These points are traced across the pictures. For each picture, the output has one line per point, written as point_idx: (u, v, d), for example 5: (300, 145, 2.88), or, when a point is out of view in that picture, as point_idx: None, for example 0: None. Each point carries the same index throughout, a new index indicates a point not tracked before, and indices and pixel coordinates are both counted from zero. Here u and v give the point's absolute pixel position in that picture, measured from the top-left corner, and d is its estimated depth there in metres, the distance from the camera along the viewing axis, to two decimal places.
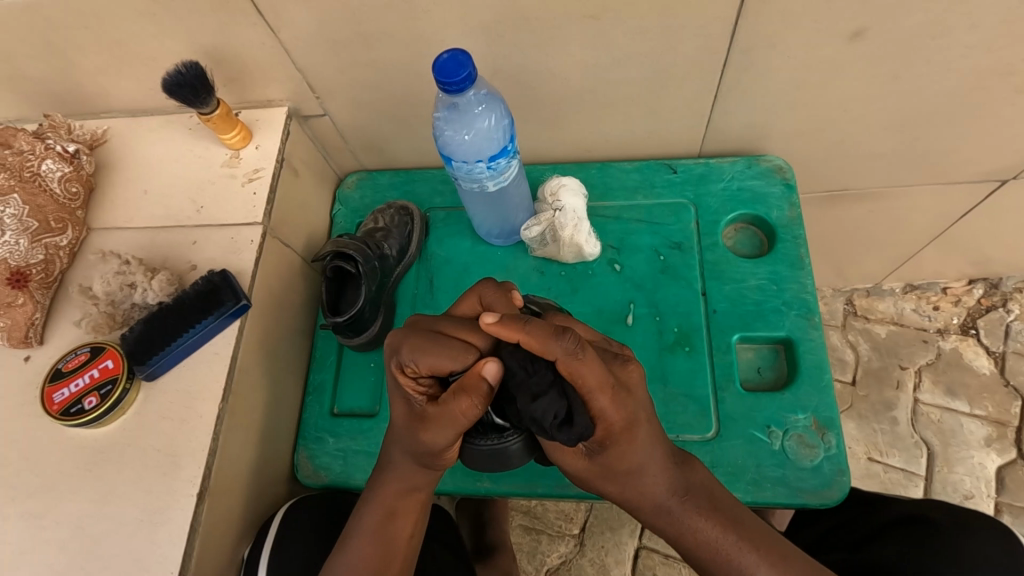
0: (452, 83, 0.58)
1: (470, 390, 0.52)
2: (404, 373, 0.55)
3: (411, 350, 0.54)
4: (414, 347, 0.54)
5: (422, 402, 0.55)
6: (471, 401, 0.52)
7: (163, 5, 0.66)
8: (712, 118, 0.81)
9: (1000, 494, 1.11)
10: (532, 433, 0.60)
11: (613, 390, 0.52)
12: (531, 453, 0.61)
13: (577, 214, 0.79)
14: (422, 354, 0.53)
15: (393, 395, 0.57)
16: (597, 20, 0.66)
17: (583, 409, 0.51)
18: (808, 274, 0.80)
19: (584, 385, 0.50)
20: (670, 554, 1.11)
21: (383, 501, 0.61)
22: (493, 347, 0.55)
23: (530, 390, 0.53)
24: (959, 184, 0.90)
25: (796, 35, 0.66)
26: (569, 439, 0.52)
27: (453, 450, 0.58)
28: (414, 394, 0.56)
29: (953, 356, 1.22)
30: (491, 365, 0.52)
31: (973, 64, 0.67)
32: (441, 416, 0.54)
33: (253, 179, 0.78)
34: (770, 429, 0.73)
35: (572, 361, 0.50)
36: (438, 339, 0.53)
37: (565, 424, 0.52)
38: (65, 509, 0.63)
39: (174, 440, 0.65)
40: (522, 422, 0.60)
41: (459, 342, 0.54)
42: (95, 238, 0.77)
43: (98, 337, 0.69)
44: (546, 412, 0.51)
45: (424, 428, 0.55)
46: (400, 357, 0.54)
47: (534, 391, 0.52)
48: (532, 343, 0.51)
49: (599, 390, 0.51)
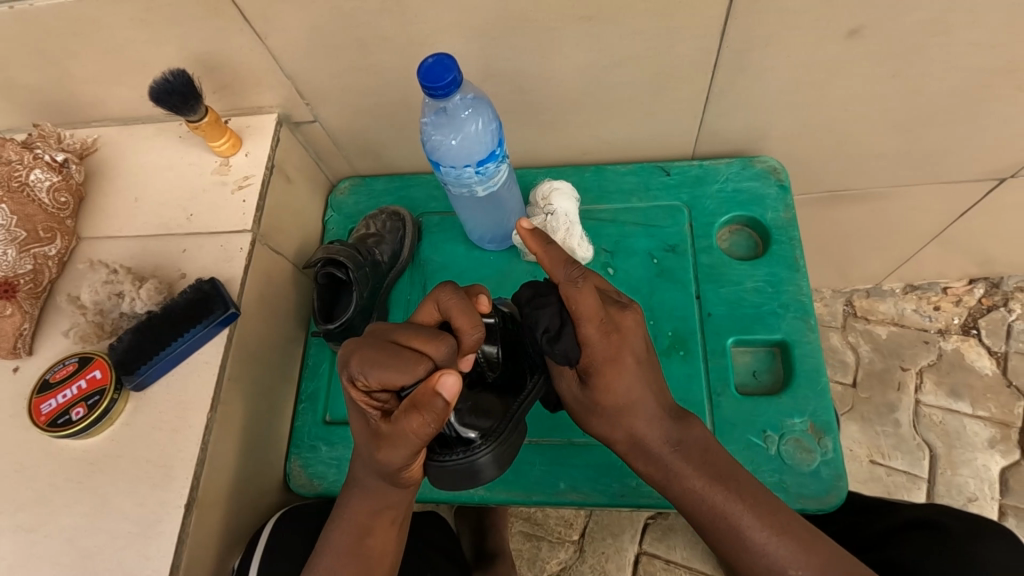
0: (437, 87, 0.57)
1: (422, 407, 0.49)
2: (356, 388, 0.52)
3: (359, 364, 0.51)
4: (363, 360, 0.50)
5: (377, 417, 0.53)
6: (422, 421, 0.49)
7: (152, 13, 0.66)
8: (705, 120, 0.80)
9: (1005, 496, 1.10)
10: (500, 444, 0.58)
11: (601, 322, 0.57)
12: (500, 465, 0.59)
13: (569, 218, 0.78)
14: (369, 367, 0.50)
15: (353, 407, 0.55)
16: (587, 23, 0.65)
17: (572, 334, 0.58)
18: (805, 277, 0.80)
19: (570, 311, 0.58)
20: (671, 560, 1.10)
21: (360, 511, 0.60)
22: (448, 356, 0.50)
23: (536, 302, 0.61)
24: (957, 184, 0.89)
25: (787, 36, 0.65)
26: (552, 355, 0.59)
27: (415, 466, 0.56)
28: (370, 409, 0.53)
29: (955, 356, 1.21)
30: (441, 379, 0.48)
31: (966, 62, 0.67)
32: (397, 433, 0.51)
33: (243, 187, 0.77)
34: (768, 434, 0.72)
35: (570, 286, 0.56)
36: (385, 351, 0.50)
37: (555, 339, 0.58)
38: (54, 522, 0.63)
39: (163, 450, 0.64)
40: (490, 436, 0.57)
41: (406, 354, 0.50)
42: (86, 248, 0.77)
43: (87, 346, 0.69)
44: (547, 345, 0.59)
45: (381, 445, 0.53)
46: (350, 370, 0.52)
47: (536, 304, 0.60)
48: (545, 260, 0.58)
49: (590, 320, 0.57)
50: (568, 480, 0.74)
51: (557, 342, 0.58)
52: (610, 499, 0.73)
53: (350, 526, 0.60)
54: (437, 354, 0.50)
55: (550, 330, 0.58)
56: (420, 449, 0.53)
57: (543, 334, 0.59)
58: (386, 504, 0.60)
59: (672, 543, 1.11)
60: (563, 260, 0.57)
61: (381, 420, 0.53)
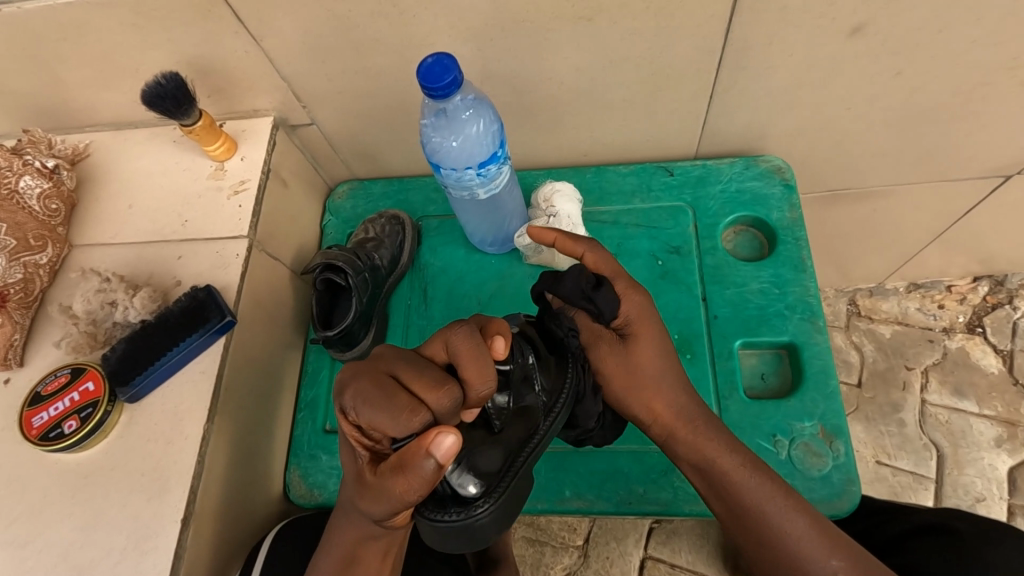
0: (437, 88, 0.56)
1: (410, 469, 0.45)
2: (348, 424, 0.49)
3: (355, 401, 0.48)
4: (359, 394, 0.47)
5: (364, 459, 0.49)
6: (408, 485, 0.46)
7: (143, 16, 0.65)
8: (708, 119, 0.79)
9: (1013, 496, 1.09)
10: (501, 501, 0.52)
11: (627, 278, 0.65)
12: (503, 523, 0.53)
13: (571, 220, 0.77)
14: (365, 407, 0.46)
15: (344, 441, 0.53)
16: (588, 22, 0.64)
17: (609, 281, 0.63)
18: (811, 277, 0.78)
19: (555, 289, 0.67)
20: (676, 564, 1.09)
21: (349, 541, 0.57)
22: (448, 409, 0.47)
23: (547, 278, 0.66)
24: (962, 181, 0.88)
25: (792, 33, 0.64)
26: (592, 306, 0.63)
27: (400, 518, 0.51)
28: (359, 448, 0.50)
29: (960, 355, 1.20)
30: (437, 440, 0.44)
31: (974, 59, 0.65)
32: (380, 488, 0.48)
33: (239, 192, 0.76)
34: (776, 438, 0.71)
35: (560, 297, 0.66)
36: (383, 393, 0.47)
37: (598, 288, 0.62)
38: (46, 538, 0.61)
39: (158, 462, 0.63)
40: (492, 495, 0.51)
41: (402, 401, 0.46)
42: (77, 256, 0.75)
43: (79, 357, 0.67)
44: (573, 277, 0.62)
45: (364, 493, 0.49)
46: (345, 402, 0.49)
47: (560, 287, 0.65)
48: (563, 246, 0.66)
49: (616, 273, 0.64)
50: (573, 488, 0.73)
51: (601, 289, 0.62)
52: (616, 507, 0.71)
53: (336, 550, 0.57)
54: (437, 405, 0.47)
55: (590, 280, 0.62)
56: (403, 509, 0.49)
57: (587, 284, 0.62)
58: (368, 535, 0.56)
59: (677, 547, 1.10)
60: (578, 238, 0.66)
61: (368, 464, 0.49)
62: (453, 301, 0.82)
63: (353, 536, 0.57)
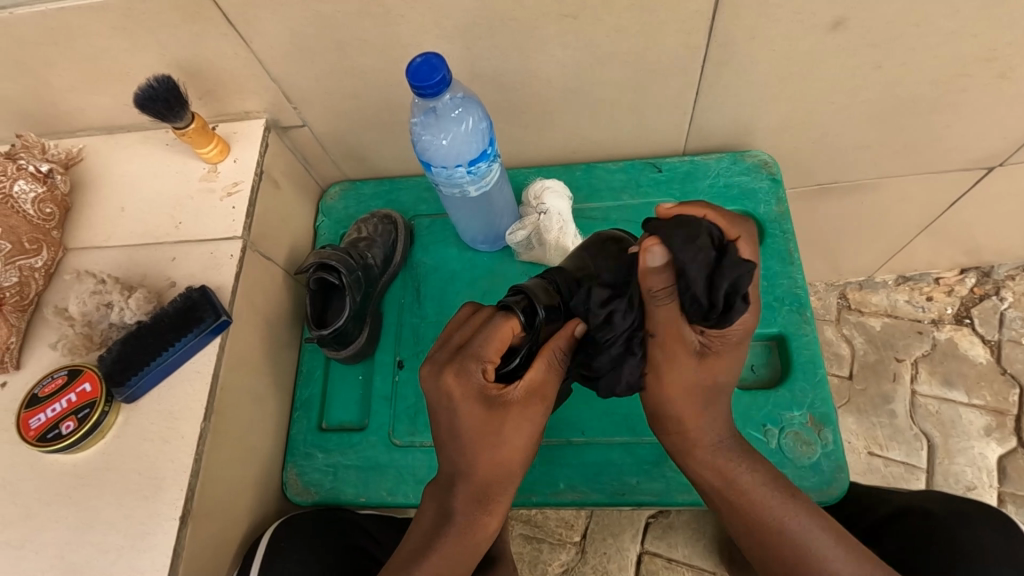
0: (426, 87, 0.57)
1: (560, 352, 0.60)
2: (482, 368, 0.57)
3: (474, 351, 0.57)
4: (481, 339, 0.57)
5: (516, 392, 0.58)
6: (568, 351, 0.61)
7: (133, 19, 0.65)
8: (694, 115, 0.80)
9: (1003, 483, 1.10)
10: None
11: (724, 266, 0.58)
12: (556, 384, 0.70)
13: (562, 217, 0.78)
14: (499, 339, 0.57)
15: (464, 402, 0.56)
16: (573, 20, 0.65)
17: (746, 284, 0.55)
18: (798, 269, 0.80)
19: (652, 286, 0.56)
20: (673, 558, 1.10)
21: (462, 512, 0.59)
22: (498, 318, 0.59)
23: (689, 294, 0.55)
24: (945, 173, 0.89)
25: (773, 29, 0.65)
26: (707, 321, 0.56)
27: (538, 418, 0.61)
28: (513, 390, 0.58)
29: (948, 346, 1.21)
30: (574, 328, 0.61)
31: (950, 52, 0.67)
32: (546, 376, 0.59)
33: (232, 193, 0.76)
34: (766, 428, 0.73)
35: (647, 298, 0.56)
36: (487, 324, 0.58)
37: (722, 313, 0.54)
38: (43, 539, 0.61)
39: (156, 462, 0.63)
40: None
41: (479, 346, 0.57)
42: (72, 258, 0.76)
43: (75, 359, 0.68)
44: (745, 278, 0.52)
45: (538, 398, 0.59)
46: (466, 357, 0.56)
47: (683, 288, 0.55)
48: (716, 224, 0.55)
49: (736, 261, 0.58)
50: (567, 480, 0.74)
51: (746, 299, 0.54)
52: (609, 498, 0.72)
53: (467, 491, 0.59)
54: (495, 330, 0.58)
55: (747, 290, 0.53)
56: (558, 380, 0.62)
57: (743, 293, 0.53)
58: (485, 497, 0.60)
59: (673, 541, 1.11)
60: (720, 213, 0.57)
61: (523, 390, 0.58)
62: (447, 299, 0.83)
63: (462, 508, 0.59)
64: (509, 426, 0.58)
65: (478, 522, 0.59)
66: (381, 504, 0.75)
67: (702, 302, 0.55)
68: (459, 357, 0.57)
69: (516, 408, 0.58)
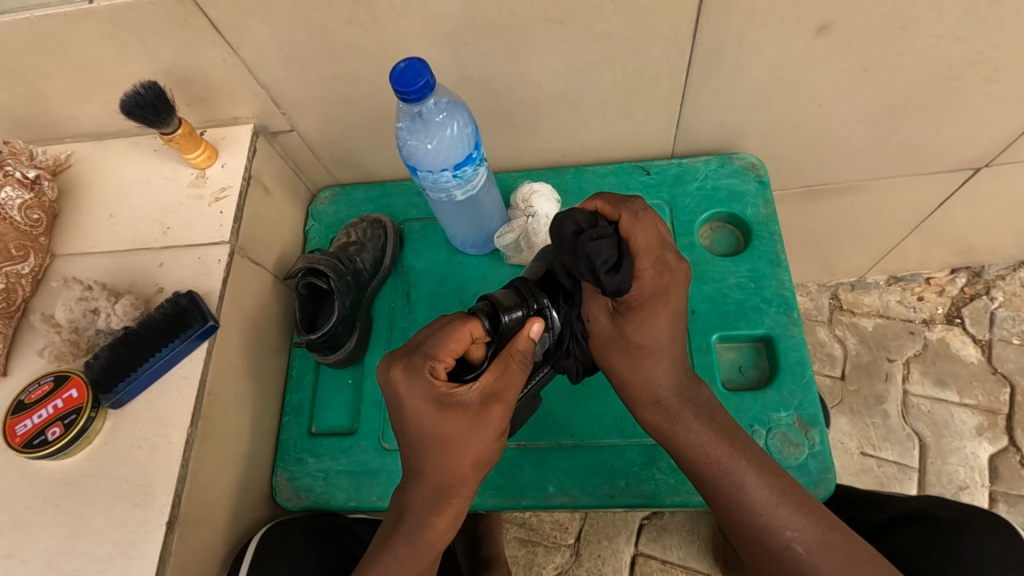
0: (411, 92, 0.57)
1: (515, 356, 0.58)
2: (432, 366, 0.56)
3: (425, 349, 0.56)
4: (434, 338, 0.57)
5: (468, 392, 0.57)
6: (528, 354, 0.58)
7: (121, 27, 0.65)
8: (682, 119, 0.81)
9: (995, 483, 1.11)
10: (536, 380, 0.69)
11: (657, 261, 0.58)
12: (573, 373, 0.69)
13: (549, 219, 0.79)
14: (453, 339, 0.57)
15: (410, 399, 0.55)
16: (560, 26, 0.66)
17: (630, 263, 0.56)
18: (786, 271, 0.80)
19: (635, 248, 0.56)
20: (667, 560, 1.10)
21: (421, 508, 0.58)
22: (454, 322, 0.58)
23: (592, 233, 0.55)
24: (933, 174, 0.90)
25: (758, 34, 0.66)
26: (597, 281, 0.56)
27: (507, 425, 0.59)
28: (464, 391, 0.56)
29: (940, 346, 1.22)
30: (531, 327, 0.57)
31: (935, 55, 0.67)
32: (503, 378, 0.57)
33: (220, 199, 0.76)
34: (754, 429, 0.73)
35: (632, 220, 0.56)
36: (444, 324, 0.58)
37: (613, 272, 0.55)
38: (29, 547, 0.61)
39: (144, 468, 0.63)
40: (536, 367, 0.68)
41: (429, 347, 0.56)
42: (60, 265, 0.76)
43: (62, 365, 0.68)
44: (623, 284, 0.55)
45: (495, 404, 0.57)
46: (416, 354, 0.56)
47: (595, 236, 0.55)
48: (603, 208, 0.59)
49: (648, 254, 0.57)
50: (557, 483, 0.74)
51: (617, 272, 0.55)
52: (599, 501, 0.72)
53: (427, 498, 0.58)
54: (448, 333, 0.57)
55: (610, 260, 0.54)
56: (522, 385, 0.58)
57: (603, 263, 0.54)
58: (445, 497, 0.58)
59: (667, 543, 1.11)
60: (621, 200, 0.58)
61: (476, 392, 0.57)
62: (437, 304, 0.84)
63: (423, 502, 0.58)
64: (459, 426, 0.56)
65: (430, 522, 0.58)
66: (371, 508, 0.75)
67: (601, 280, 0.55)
68: (411, 353, 0.57)
69: (467, 410, 0.56)
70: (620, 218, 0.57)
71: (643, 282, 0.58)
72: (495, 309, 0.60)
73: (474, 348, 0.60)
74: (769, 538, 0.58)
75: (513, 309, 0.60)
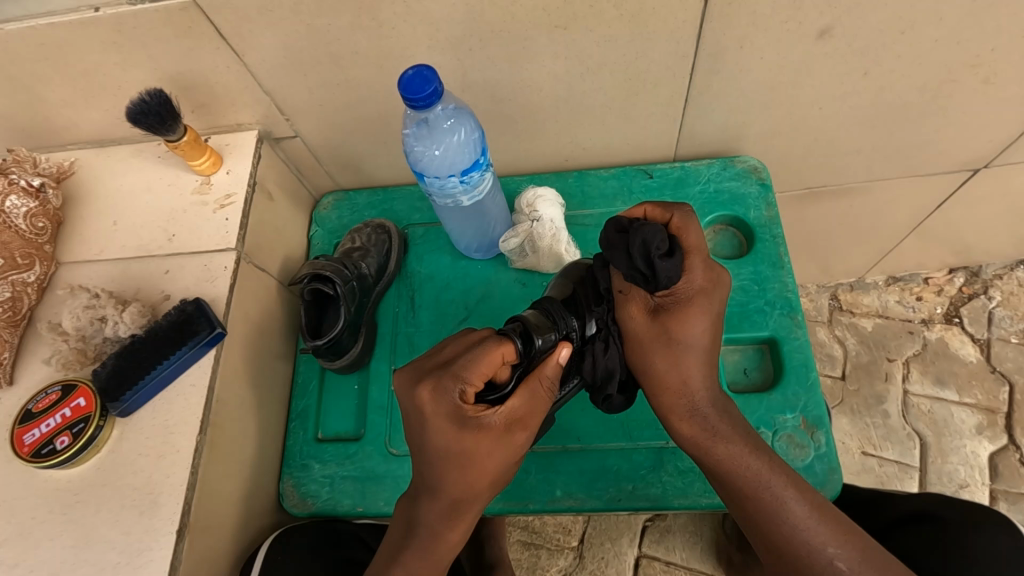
0: (418, 99, 0.58)
1: (541, 385, 0.58)
2: (461, 389, 0.55)
3: (457, 368, 0.55)
4: (467, 360, 0.55)
5: (494, 417, 0.56)
6: (553, 379, 0.58)
7: (125, 34, 0.65)
8: (684, 123, 0.81)
9: (995, 481, 1.11)
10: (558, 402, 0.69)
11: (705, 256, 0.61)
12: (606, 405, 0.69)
13: (554, 224, 0.78)
14: (484, 362, 0.55)
15: (436, 418, 0.55)
16: (564, 31, 0.66)
17: (683, 255, 0.60)
18: (788, 273, 0.81)
19: (690, 243, 0.61)
20: (670, 561, 1.10)
21: (432, 514, 0.59)
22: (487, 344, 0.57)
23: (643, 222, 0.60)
24: (932, 176, 0.91)
25: (760, 38, 0.66)
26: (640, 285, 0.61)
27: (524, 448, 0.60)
28: (489, 414, 0.55)
29: (939, 346, 1.22)
30: (562, 354, 0.58)
31: (934, 58, 0.68)
32: (528, 404, 0.57)
33: (225, 206, 0.77)
34: (760, 432, 0.73)
35: (683, 217, 0.61)
36: (478, 344, 0.57)
37: (665, 258, 0.59)
38: (37, 557, 0.61)
39: (152, 477, 0.63)
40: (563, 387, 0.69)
41: (462, 366, 0.55)
42: (65, 273, 0.75)
43: (69, 373, 0.68)
44: (654, 236, 0.58)
45: (515, 431, 0.57)
46: (446, 374, 0.55)
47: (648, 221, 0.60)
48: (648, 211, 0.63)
49: (698, 250, 0.61)
50: (564, 486, 0.74)
51: (669, 257, 0.59)
52: (606, 504, 0.72)
53: (437, 505, 0.58)
54: (483, 355, 0.56)
55: (663, 246, 0.58)
56: (542, 413, 0.59)
57: (658, 248, 0.58)
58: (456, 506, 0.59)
59: (671, 544, 1.11)
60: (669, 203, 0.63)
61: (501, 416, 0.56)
62: (441, 308, 0.84)
63: (438, 511, 0.58)
64: (479, 447, 0.56)
65: (439, 536, 0.58)
66: (378, 514, 0.75)
67: (633, 271, 0.60)
68: (440, 373, 0.56)
69: (489, 434, 0.55)
70: (672, 219, 0.62)
71: (694, 277, 0.61)
72: (528, 331, 0.60)
73: (502, 370, 0.58)
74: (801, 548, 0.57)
75: (546, 334, 0.60)
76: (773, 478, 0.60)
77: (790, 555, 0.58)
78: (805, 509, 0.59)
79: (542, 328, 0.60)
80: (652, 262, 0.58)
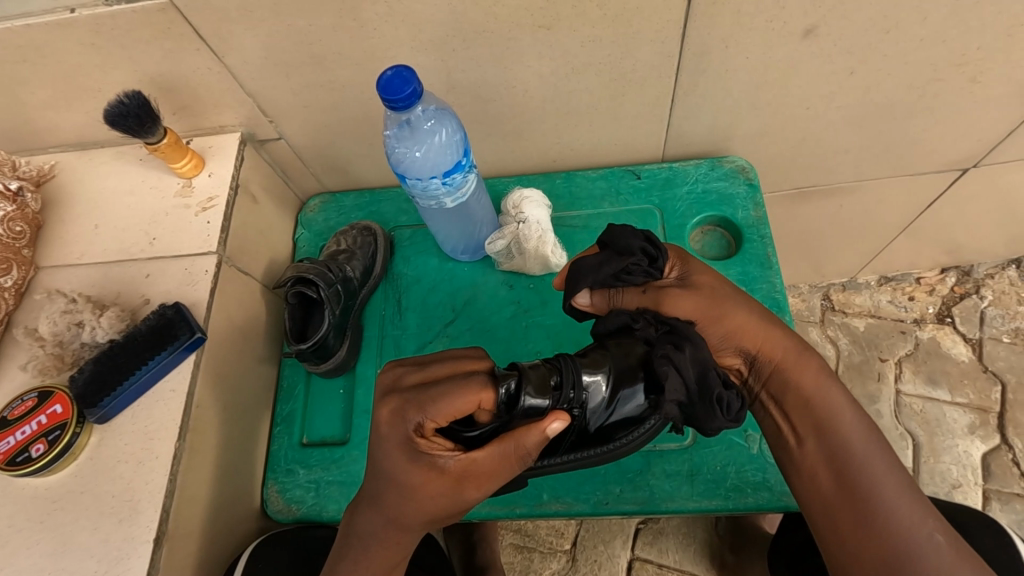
0: (398, 99, 0.57)
1: (513, 453, 0.53)
2: (418, 423, 0.53)
3: (426, 401, 0.53)
4: (435, 397, 0.53)
5: (449, 461, 0.54)
6: (528, 448, 0.53)
7: (102, 35, 0.64)
8: (671, 124, 0.81)
9: (987, 481, 1.11)
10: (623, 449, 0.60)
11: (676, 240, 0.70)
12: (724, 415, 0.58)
13: (541, 226, 0.77)
14: (452, 407, 0.52)
15: (390, 443, 0.54)
16: (547, 31, 0.65)
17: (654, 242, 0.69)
18: (777, 274, 0.80)
19: None
20: (664, 564, 1.09)
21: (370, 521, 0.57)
22: (466, 387, 0.53)
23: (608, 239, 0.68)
24: (921, 175, 0.90)
25: (744, 37, 0.66)
26: (652, 276, 0.65)
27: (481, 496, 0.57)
28: (445, 457, 0.54)
29: (931, 345, 1.22)
30: (548, 427, 0.52)
31: (920, 57, 0.68)
32: (491, 462, 0.54)
33: (207, 208, 0.76)
34: (748, 433, 0.72)
35: None
36: (459, 380, 0.53)
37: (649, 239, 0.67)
38: (12, 567, 0.60)
39: (130, 483, 0.62)
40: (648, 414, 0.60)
41: (426, 400, 0.53)
42: (44, 277, 0.75)
43: (47, 379, 0.67)
44: (629, 228, 0.67)
45: (469, 484, 0.54)
46: (409, 405, 0.54)
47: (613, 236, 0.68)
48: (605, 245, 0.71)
49: None
50: (551, 490, 0.73)
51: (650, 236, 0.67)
52: (593, 508, 0.72)
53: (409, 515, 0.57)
54: (454, 396, 0.52)
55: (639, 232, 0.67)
56: (504, 476, 0.55)
57: (639, 231, 0.67)
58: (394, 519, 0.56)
59: (664, 547, 1.10)
60: None
61: (456, 464, 0.54)
62: (427, 311, 0.83)
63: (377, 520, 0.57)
64: (426, 485, 0.54)
65: (376, 545, 0.57)
66: None
67: (637, 261, 0.65)
68: (406, 400, 0.54)
69: (438, 476, 0.54)
70: None
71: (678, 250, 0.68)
72: (521, 388, 0.54)
73: (481, 412, 0.55)
74: (891, 523, 0.55)
75: (540, 397, 0.54)
76: (868, 452, 0.58)
77: (881, 530, 0.55)
78: (902, 488, 0.57)
79: (538, 386, 0.54)
80: (644, 242, 0.66)
